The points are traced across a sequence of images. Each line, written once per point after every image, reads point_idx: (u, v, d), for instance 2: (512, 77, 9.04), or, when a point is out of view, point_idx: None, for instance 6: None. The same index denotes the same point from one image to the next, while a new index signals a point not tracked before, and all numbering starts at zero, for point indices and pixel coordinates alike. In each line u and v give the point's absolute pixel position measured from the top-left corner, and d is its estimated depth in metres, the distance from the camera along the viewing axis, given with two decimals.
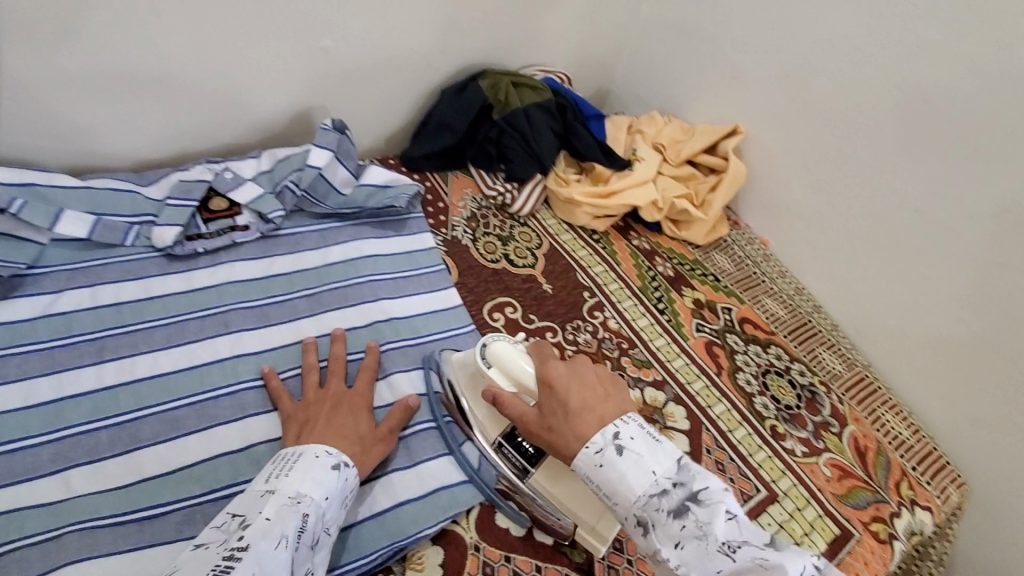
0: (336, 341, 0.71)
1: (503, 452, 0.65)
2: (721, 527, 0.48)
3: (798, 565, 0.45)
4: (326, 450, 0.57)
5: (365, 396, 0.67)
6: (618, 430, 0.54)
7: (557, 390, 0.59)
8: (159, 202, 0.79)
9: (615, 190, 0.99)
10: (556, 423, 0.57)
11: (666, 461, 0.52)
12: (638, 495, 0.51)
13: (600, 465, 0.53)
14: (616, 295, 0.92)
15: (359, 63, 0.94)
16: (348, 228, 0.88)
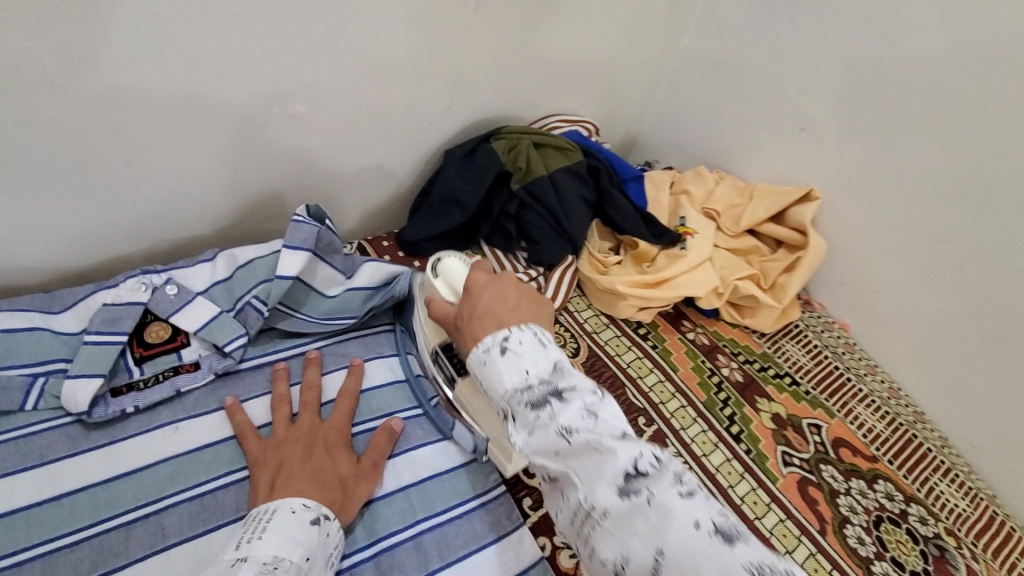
0: (310, 365, 0.64)
1: (438, 361, 0.63)
2: (575, 417, 0.42)
3: (642, 455, 0.40)
4: (302, 504, 0.49)
5: (344, 428, 0.59)
6: (509, 333, 0.47)
7: (472, 294, 0.54)
8: (76, 338, 0.59)
9: (667, 276, 0.79)
10: (462, 327, 0.53)
11: (542, 356, 0.46)
12: (504, 386, 0.45)
13: (482, 360, 0.47)
14: (679, 419, 0.72)
15: (338, 129, 0.73)
16: (331, 347, 0.68)
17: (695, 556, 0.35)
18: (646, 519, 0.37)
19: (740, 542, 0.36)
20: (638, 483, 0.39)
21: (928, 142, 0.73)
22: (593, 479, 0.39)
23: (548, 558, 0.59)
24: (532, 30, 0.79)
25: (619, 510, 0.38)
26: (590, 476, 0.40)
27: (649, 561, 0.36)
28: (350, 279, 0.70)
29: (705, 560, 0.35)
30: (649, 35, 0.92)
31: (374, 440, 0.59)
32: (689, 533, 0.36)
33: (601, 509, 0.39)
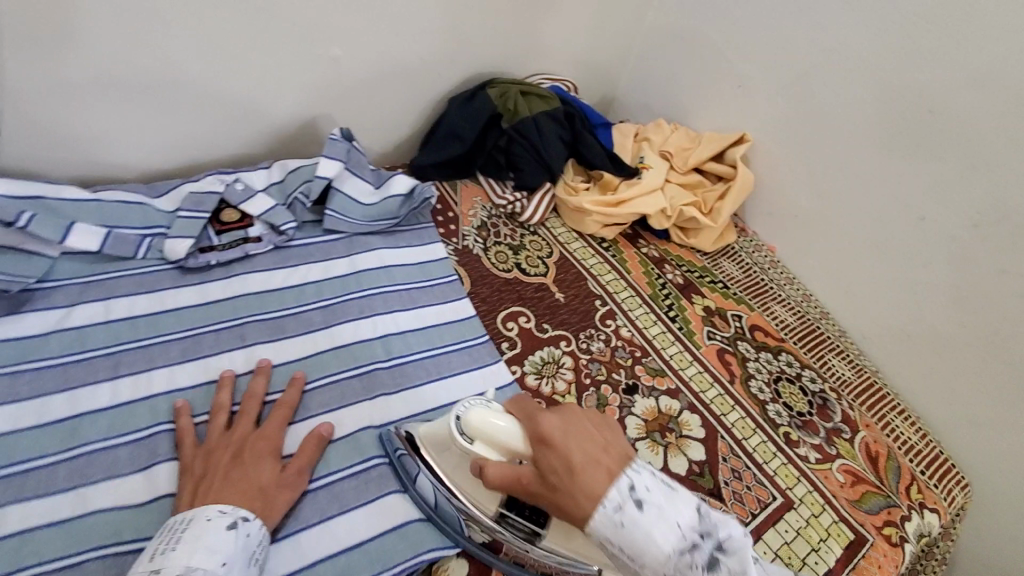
0: (259, 374, 0.65)
1: (506, 523, 0.56)
2: (754, 571, 0.41)
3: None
4: (219, 509, 0.51)
5: (276, 441, 0.60)
6: (631, 480, 0.44)
7: (555, 446, 0.46)
8: (171, 214, 0.78)
9: (624, 198, 1.00)
10: (560, 485, 0.45)
11: (685, 507, 0.43)
12: (667, 555, 0.41)
13: (620, 523, 0.42)
14: (628, 303, 0.92)
15: (367, 71, 0.94)
16: (357, 239, 0.87)
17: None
18: None
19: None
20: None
21: (828, 90, 0.93)
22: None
23: (518, 379, 0.77)
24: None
25: None
26: None
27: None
28: (389, 190, 0.89)
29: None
30: (621, 8, 1.12)
31: (301, 448, 0.60)
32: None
33: None
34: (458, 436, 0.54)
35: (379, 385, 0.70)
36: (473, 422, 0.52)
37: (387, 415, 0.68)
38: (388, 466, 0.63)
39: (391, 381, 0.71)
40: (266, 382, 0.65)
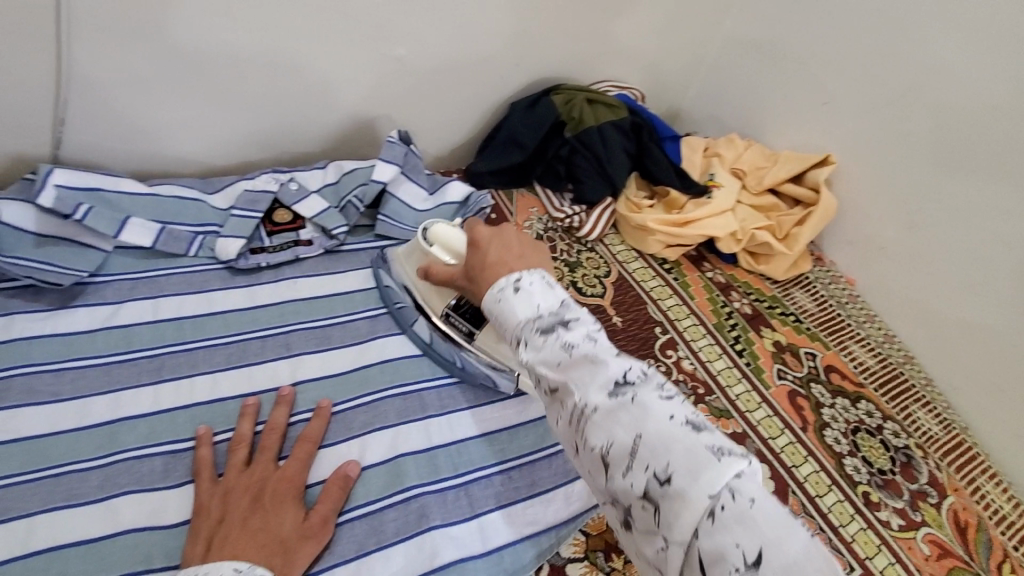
0: (281, 403, 0.61)
1: (450, 322, 0.69)
2: (580, 339, 0.44)
3: (628, 366, 0.42)
4: (235, 568, 0.46)
5: (298, 481, 0.55)
6: (521, 274, 0.50)
7: (480, 246, 0.56)
8: (224, 212, 0.77)
9: (692, 218, 0.93)
10: (474, 277, 0.55)
11: (552, 295, 0.48)
12: (518, 317, 0.47)
13: (499, 296, 0.49)
14: (691, 333, 0.85)
15: (429, 73, 0.90)
16: (409, 246, 0.84)
17: (668, 436, 0.38)
18: (630, 413, 0.40)
19: (706, 429, 0.39)
20: (625, 387, 0.41)
21: (931, 111, 0.84)
22: (586, 382, 0.42)
23: None
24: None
25: (607, 406, 0.40)
26: (584, 381, 0.42)
27: (629, 443, 0.39)
28: (443, 197, 0.87)
29: (675, 441, 0.38)
30: (698, 15, 1.05)
31: (326, 490, 0.55)
32: (665, 421, 0.39)
33: (592, 407, 0.41)
34: (421, 241, 0.69)
35: (423, 406, 0.66)
36: (434, 231, 0.67)
37: (431, 439, 0.63)
38: (432, 497, 0.59)
39: (436, 404, 0.66)
40: (288, 411, 0.60)
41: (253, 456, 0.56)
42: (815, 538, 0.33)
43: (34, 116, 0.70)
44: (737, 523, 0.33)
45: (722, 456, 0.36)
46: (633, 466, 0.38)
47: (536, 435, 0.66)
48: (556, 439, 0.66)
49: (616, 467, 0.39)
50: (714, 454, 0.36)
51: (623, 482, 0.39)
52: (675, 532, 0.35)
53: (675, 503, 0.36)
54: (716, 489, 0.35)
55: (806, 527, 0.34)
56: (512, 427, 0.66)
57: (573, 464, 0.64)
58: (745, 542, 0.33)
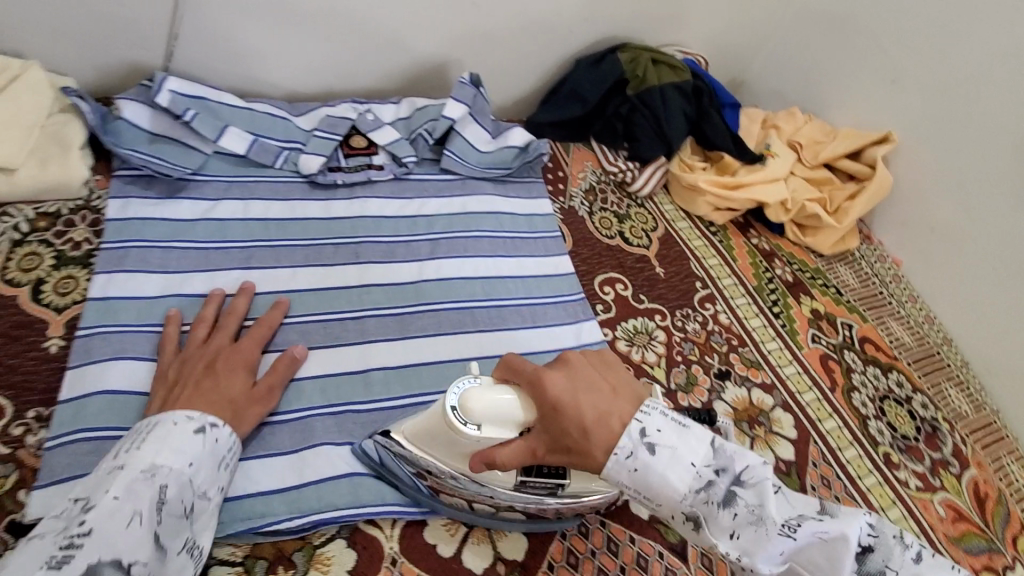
0: (242, 293, 0.64)
1: (528, 488, 0.53)
2: (775, 506, 0.42)
3: (858, 526, 0.42)
4: (187, 415, 0.50)
5: (250, 356, 0.59)
6: (642, 420, 0.44)
7: (564, 410, 0.44)
8: (307, 132, 0.83)
9: (743, 182, 0.95)
10: (578, 448, 0.44)
11: (699, 445, 0.43)
12: (680, 494, 0.42)
13: (633, 468, 0.43)
14: (729, 291, 0.88)
15: (502, 20, 0.94)
16: (470, 181, 0.89)
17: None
18: None
19: (951, 573, 0.41)
20: (867, 558, 0.42)
21: (1001, 92, 0.85)
22: (826, 569, 0.41)
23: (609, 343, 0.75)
24: None
25: None
26: (817, 563, 0.41)
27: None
28: (505, 141, 0.92)
29: None
30: None
31: (275, 365, 0.59)
32: None
33: None
34: (460, 429, 0.49)
35: (475, 320, 0.72)
36: (477, 412, 0.47)
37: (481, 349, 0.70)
38: None
39: (486, 320, 0.73)
40: (248, 302, 0.64)
41: (211, 333, 0.60)
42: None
43: (149, 26, 0.78)
44: None
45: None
46: None
47: None
48: None
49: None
50: None
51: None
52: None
53: None
54: None
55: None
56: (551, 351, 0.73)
57: None
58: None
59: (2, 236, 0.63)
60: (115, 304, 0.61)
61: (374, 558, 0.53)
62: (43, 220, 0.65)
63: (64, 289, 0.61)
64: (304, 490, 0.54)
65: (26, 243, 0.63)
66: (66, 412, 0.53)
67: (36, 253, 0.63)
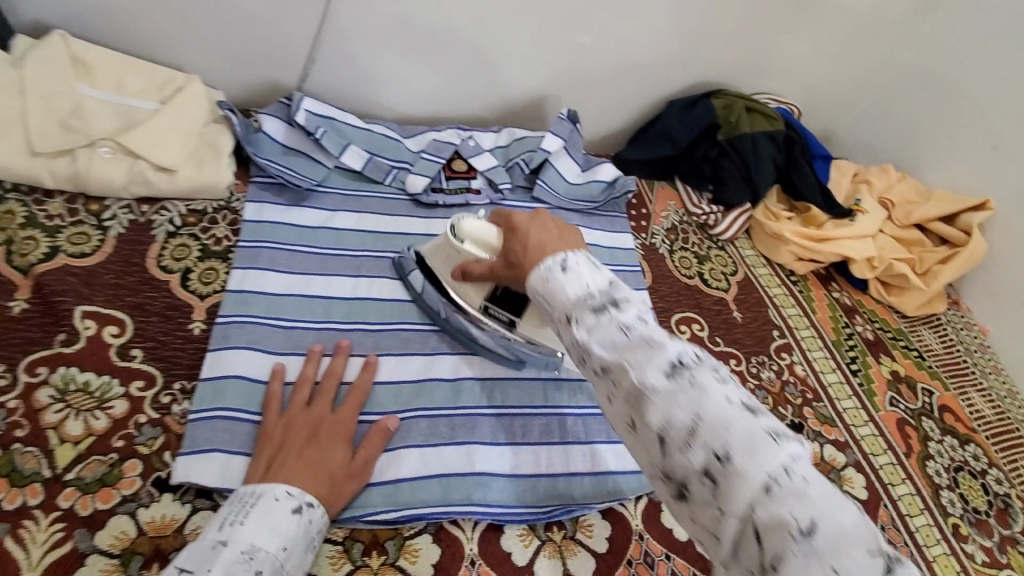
0: (340, 352, 0.67)
1: (489, 314, 0.68)
2: (632, 320, 0.44)
3: (683, 348, 0.42)
4: (287, 490, 0.51)
5: (348, 424, 0.60)
6: (567, 256, 0.49)
7: (518, 231, 0.54)
8: (415, 153, 0.90)
9: (830, 236, 0.95)
10: (516, 261, 0.53)
11: (601, 277, 0.48)
12: (569, 296, 0.46)
13: (545, 277, 0.48)
14: (807, 343, 0.88)
15: (605, 61, 0.99)
16: (558, 211, 0.93)
17: (727, 418, 0.38)
18: (687, 393, 0.39)
19: (760, 412, 0.39)
20: (681, 369, 0.40)
21: None
22: (642, 363, 0.41)
23: None
24: (772, 12, 1.00)
25: (666, 387, 0.40)
26: (639, 362, 0.41)
27: (687, 422, 0.38)
28: (594, 175, 0.96)
29: (735, 421, 0.38)
30: (875, 41, 1.06)
31: (369, 436, 0.61)
32: (722, 403, 0.38)
33: (649, 388, 0.40)
34: (452, 239, 0.68)
35: None
36: (465, 229, 0.65)
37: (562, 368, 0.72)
38: (558, 419, 0.68)
39: None
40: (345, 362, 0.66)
41: (313, 397, 0.62)
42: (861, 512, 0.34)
43: (292, 50, 0.87)
44: (792, 497, 0.34)
45: (778, 438, 0.37)
46: (692, 445, 0.38)
47: None
48: None
49: (673, 445, 0.39)
50: (771, 437, 0.37)
51: (680, 458, 0.38)
52: (732, 503, 0.36)
53: (734, 482, 0.36)
54: (772, 468, 0.35)
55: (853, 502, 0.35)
56: None
57: None
58: (801, 512, 0.34)
59: (160, 228, 0.72)
60: (248, 297, 0.69)
61: (456, 556, 0.57)
62: (193, 216, 0.75)
63: (207, 279, 0.70)
64: (398, 487, 0.59)
65: (178, 236, 0.72)
66: (207, 389, 0.61)
67: (186, 246, 0.72)
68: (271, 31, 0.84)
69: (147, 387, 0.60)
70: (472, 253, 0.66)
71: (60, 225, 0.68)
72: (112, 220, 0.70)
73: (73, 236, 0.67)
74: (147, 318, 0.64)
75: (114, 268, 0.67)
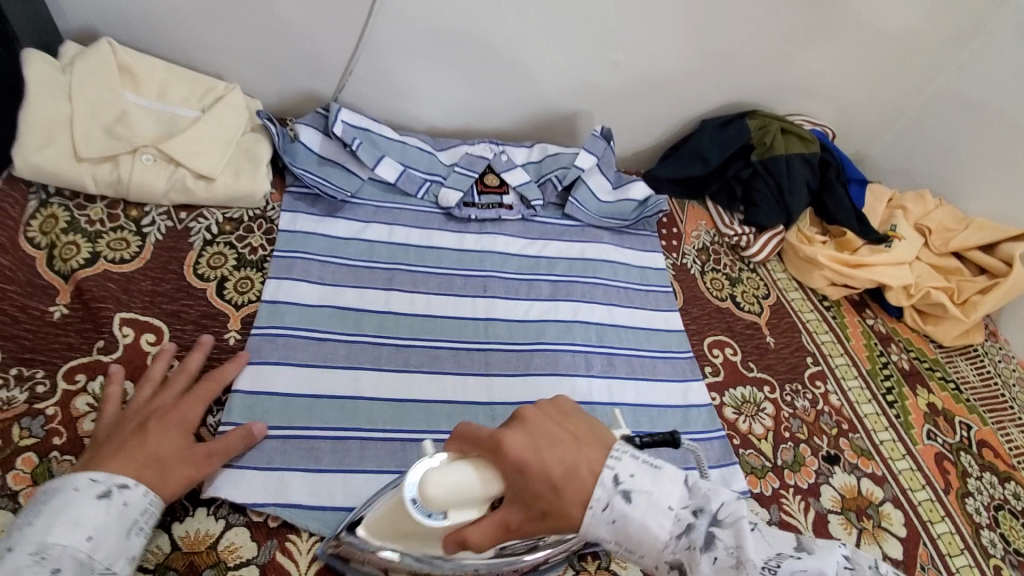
0: (198, 348, 0.62)
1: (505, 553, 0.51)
2: (754, 543, 0.40)
3: (832, 560, 0.39)
4: (91, 478, 0.49)
5: (190, 416, 0.57)
6: (615, 467, 0.42)
7: (528, 468, 0.42)
8: (447, 167, 0.90)
9: (866, 261, 0.94)
10: (550, 507, 0.42)
11: (672, 481, 0.42)
12: (661, 539, 0.41)
13: (611, 520, 0.41)
14: (842, 371, 0.87)
15: (639, 79, 0.98)
16: (589, 229, 0.92)
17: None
18: None
19: None
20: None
21: None
22: None
23: (716, 407, 0.76)
24: (812, 34, 0.98)
25: None
26: None
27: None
28: (626, 193, 0.95)
29: None
30: (915, 65, 1.04)
31: (229, 433, 0.57)
32: None
33: None
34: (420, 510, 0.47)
35: (589, 365, 0.75)
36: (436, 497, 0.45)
37: (588, 394, 0.72)
38: None
39: (600, 366, 0.75)
40: (238, 370, 0.62)
41: (159, 390, 0.58)
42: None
43: (330, 61, 0.87)
44: None
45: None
46: None
47: (676, 420, 0.74)
48: (699, 426, 0.73)
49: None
50: None
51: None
52: None
53: None
54: None
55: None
56: (661, 406, 0.74)
57: (711, 453, 0.71)
58: None
59: (197, 236, 0.72)
60: (281, 308, 0.69)
61: None
62: (228, 224, 0.75)
63: (243, 288, 0.70)
64: None
65: (215, 244, 0.73)
66: (243, 402, 0.61)
67: (222, 254, 0.72)
68: (311, 42, 0.85)
69: None
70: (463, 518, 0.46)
71: (101, 230, 0.68)
72: (150, 226, 0.71)
73: (112, 242, 0.68)
74: (183, 326, 0.65)
75: (152, 275, 0.67)
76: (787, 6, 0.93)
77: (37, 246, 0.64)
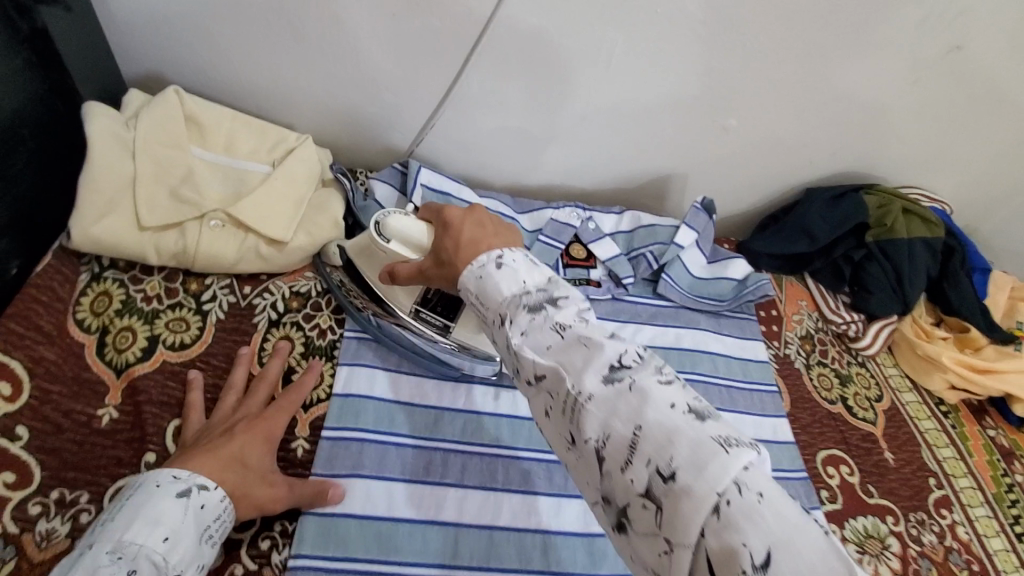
0: (276, 356, 0.61)
1: (422, 318, 0.65)
2: (570, 320, 0.41)
3: (624, 348, 0.39)
4: (173, 475, 0.48)
5: (275, 429, 0.55)
6: (504, 252, 0.46)
7: (450, 228, 0.51)
8: (530, 235, 0.82)
9: (995, 367, 0.83)
10: (447, 259, 0.49)
11: (539, 274, 0.45)
12: (503, 295, 0.43)
13: (481, 276, 0.45)
14: (968, 497, 0.77)
15: (744, 144, 0.89)
16: (683, 311, 0.82)
17: (670, 426, 0.34)
18: (625, 401, 0.36)
19: (711, 420, 0.35)
20: (621, 372, 0.37)
21: None
22: (579, 367, 0.38)
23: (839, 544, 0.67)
24: (944, 108, 0.87)
25: (601, 393, 0.37)
26: (576, 367, 0.38)
27: (627, 434, 0.35)
28: (724, 272, 0.85)
29: (679, 432, 0.34)
30: None
31: (306, 481, 0.54)
32: (665, 410, 0.35)
33: (584, 394, 0.37)
34: (377, 236, 0.62)
35: None
36: (388, 223, 0.61)
37: None
38: None
39: None
40: (312, 381, 0.60)
41: (242, 402, 0.57)
42: (829, 533, 0.30)
43: (411, 114, 0.79)
44: (745, 521, 0.30)
45: (730, 448, 0.33)
46: (632, 461, 0.34)
47: None
48: None
49: (613, 464, 0.35)
50: (722, 446, 0.33)
51: (621, 478, 0.35)
52: (679, 529, 0.32)
53: (681, 502, 0.32)
54: (721, 487, 0.32)
55: (822, 523, 0.31)
56: None
57: None
58: (753, 539, 0.30)
59: (261, 315, 0.64)
60: (356, 403, 0.61)
61: None
62: (295, 300, 0.66)
63: (310, 383, 0.62)
64: None
65: (281, 325, 0.64)
66: (314, 529, 0.53)
67: (288, 338, 0.64)
68: (393, 93, 0.76)
69: (243, 529, 0.52)
70: (398, 254, 0.60)
71: (158, 308, 0.60)
72: (211, 302, 0.63)
73: (171, 323, 0.60)
74: None
75: (213, 364, 0.59)
76: (923, 75, 0.83)
77: (88, 330, 0.56)
